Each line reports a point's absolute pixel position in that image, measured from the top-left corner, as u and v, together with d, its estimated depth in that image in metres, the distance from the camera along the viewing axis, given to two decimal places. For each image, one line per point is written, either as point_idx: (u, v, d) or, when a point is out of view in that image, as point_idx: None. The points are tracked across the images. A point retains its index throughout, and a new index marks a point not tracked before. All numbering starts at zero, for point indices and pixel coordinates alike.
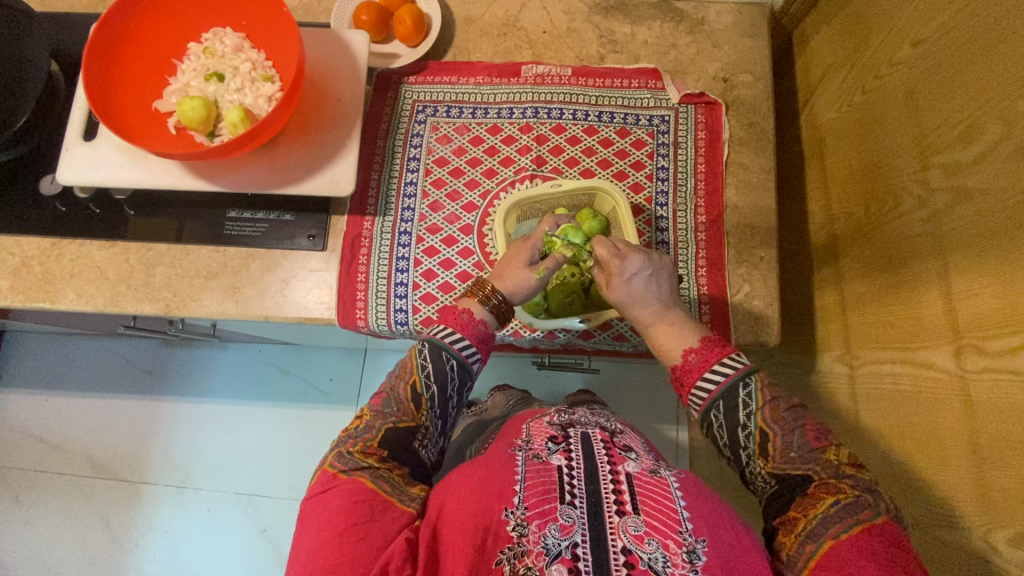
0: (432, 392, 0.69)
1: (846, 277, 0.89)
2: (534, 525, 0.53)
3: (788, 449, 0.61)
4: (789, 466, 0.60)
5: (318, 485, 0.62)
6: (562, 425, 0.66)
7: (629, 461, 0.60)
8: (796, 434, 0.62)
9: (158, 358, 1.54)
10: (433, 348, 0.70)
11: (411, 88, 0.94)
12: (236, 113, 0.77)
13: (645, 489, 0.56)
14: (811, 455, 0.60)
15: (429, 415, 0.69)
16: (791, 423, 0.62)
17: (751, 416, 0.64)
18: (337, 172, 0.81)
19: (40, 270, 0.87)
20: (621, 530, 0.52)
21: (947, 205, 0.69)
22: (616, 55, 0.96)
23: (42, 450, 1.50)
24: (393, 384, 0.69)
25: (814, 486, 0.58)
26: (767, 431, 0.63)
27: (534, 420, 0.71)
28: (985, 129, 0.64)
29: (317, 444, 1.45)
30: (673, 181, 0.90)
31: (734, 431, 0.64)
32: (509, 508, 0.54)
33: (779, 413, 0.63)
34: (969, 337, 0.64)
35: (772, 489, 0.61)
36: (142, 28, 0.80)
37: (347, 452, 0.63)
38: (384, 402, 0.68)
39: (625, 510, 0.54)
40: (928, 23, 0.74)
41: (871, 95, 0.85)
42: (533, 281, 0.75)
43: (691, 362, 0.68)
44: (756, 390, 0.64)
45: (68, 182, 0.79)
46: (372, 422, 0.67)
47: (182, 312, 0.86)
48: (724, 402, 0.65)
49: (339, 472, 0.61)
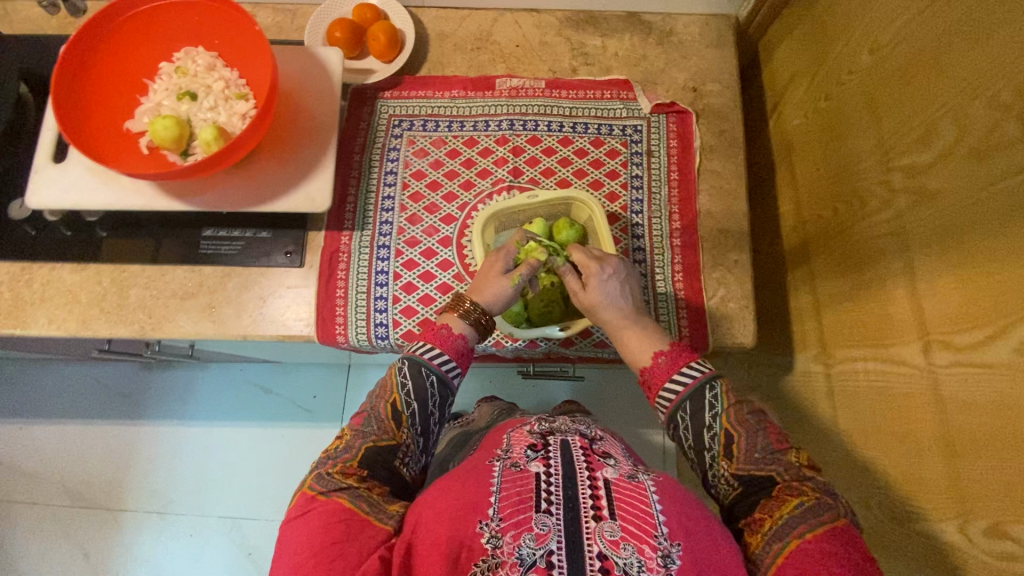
0: (413, 408, 0.69)
1: (818, 278, 0.92)
2: (509, 536, 0.53)
3: (751, 450, 0.63)
4: (753, 466, 0.62)
5: (296, 507, 0.61)
6: (542, 434, 0.66)
7: (607, 468, 0.60)
8: (760, 436, 0.63)
9: (136, 381, 1.50)
10: (412, 365, 0.71)
11: (387, 103, 0.95)
12: (210, 132, 0.76)
13: (622, 494, 0.56)
14: (774, 456, 0.62)
15: (410, 432, 0.69)
16: (754, 426, 0.64)
17: (717, 417, 0.65)
18: (313, 189, 0.81)
19: (9, 296, 0.85)
20: (598, 535, 0.52)
21: (909, 205, 0.71)
22: (588, 67, 0.98)
23: (14, 480, 1.45)
24: (373, 403, 0.69)
25: (778, 489, 0.60)
26: (732, 434, 0.64)
27: (515, 430, 0.70)
28: (941, 132, 0.67)
29: (302, 462, 1.43)
30: (648, 189, 0.92)
31: (699, 432, 0.66)
32: (484, 520, 0.54)
33: (744, 415, 0.65)
34: (937, 334, 0.66)
35: (735, 492, 0.63)
36: (112, 48, 0.80)
37: (326, 473, 0.63)
38: (364, 421, 0.68)
39: (603, 516, 0.54)
40: (884, 32, 0.77)
41: (834, 101, 0.88)
42: (510, 290, 0.77)
43: (660, 365, 0.70)
44: (722, 392, 0.66)
45: (38, 206, 0.78)
46: (352, 442, 0.66)
47: (158, 334, 0.85)
48: (690, 403, 0.67)
49: (318, 494, 0.61)
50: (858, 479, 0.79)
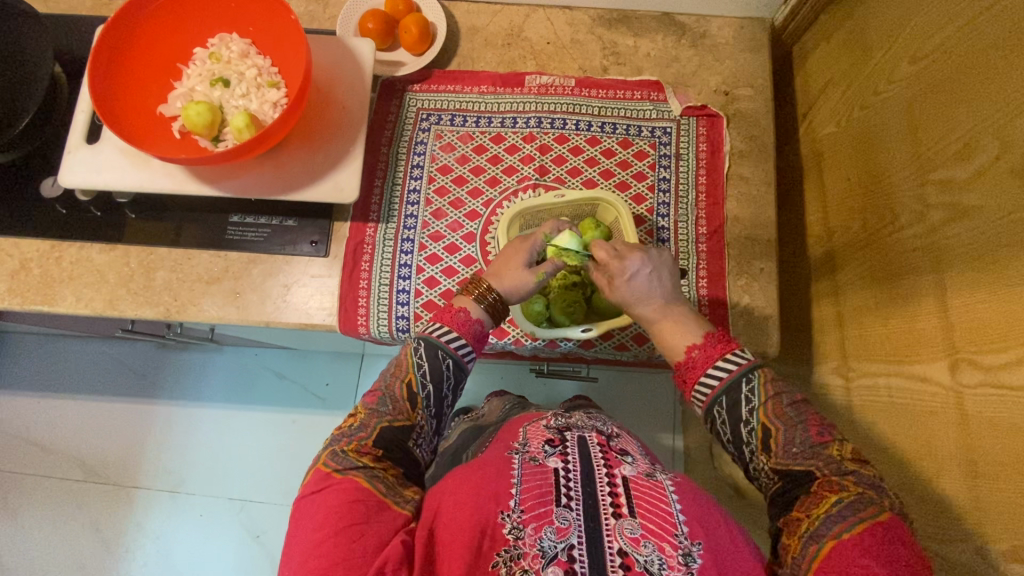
0: (428, 390, 0.70)
1: (844, 289, 0.90)
2: (531, 527, 0.53)
3: (789, 444, 0.62)
4: (791, 461, 0.62)
5: (310, 484, 0.60)
6: (558, 429, 0.66)
7: (625, 465, 0.60)
8: (799, 430, 0.62)
9: (153, 361, 1.52)
10: (428, 347, 0.71)
11: (415, 96, 0.95)
12: (241, 118, 0.76)
13: (641, 492, 0.56)
14: (814, 451, 0.61)
15: (425, 414, 0.70)
16: (794, 419, 0.63)
17: (755, 411, 0.65)
18: (341, 179, 0.81)
19: (38, 273, 0.87)
20: (618, 533, 0.52)
21: (943, 221, 0.70)
22: (619, 67, 0.97)
23: (33, 452, 1.48)
24: (389, 382, 0.70)
25: (817, 484, 0.60)
26: (769, 427, 0.63)
27: (530, 424, 0.71)
28: (981, 148, 0.65)
29: (313, 449, 1.45)
30: (675, 193, 0.91)
31: (737, 426, 0.65)
32: (505, 511, 0.54)
33: (782, 408, 0.64)
34: (965, 352, 0.64)
35: (777, 485, 0.63)
36: (148, 32, 0.80)
37: (341, 451, 0.63)
38: (378, 401, 0.68)
39: (622, 513, 0.54)
40: (926, 43, 0.76)
41: (869, 111, 0.86)
42: (531, 284, 0.76)
43: (694, 358, 0.69)
44: (760, 385, 0.66)
45: (70, 185, 0.79)
46: (367, 421, 0.66)
47: (182, 316, 0.86)
48: (726, 397, 0.66)
49: (334, 471, 0.61)
50: None
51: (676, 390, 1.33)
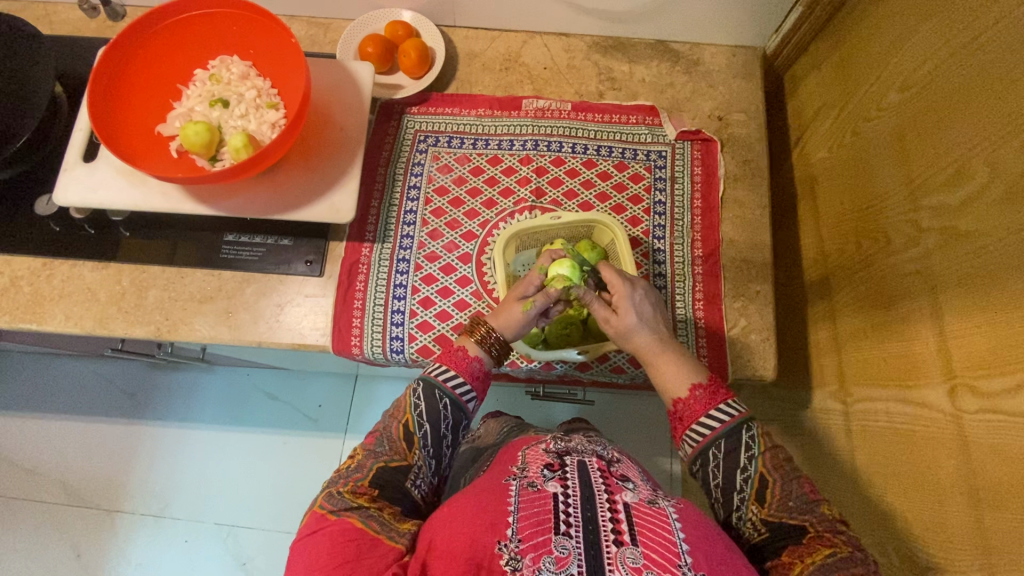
0: (425, 430, 0.69)
1: (840, 312, 0.90)
2: (529, 559, 0.51)
3: (786, 497, 0.62)
4: (784, 514, 0.61)
5: (307, 526, 0.60)
6: (558, 452, 0.65)
7: (626, 491, 0.59)
8: (794, 484, 0.62)
9: (142, 381, 1.50)
10: (426, 387, 0.70)
11: (413, 118, 0.96)
12: (239, 139, 0.77)
13: (643, 519, 0.54)
14: (808, 506, 0.61)
15: (422, 454, 0.68)
16: (789, 473, 0.63)
17: (753, 460, 0.64)
18: (338, 199, 0.81)
19: (29, 290, 0.86)
20: (620, 561, 0.51)
21: (937, 245, 0.70)
22: (614, 91, 0.99)
23: (15, 475, 1.44)
24: (387, 424, 0.70)
25: (808, 536, 0.59)
26: (767, 477, 0.63)
27: (530, 448, 0.69)
28: (972, 173, 0.66)
29: (304, 472, 1.42)
30: (670, 216, 0.92)
31: (733, 472, 0.64)
32: (503, 541, 0.52)
33: (779, 461, 0.64)
34: (963, 377, 0.64)
35: (761, 537, 0.61)
36: (149, 54, 0.81)
37: (337, 492, 0.62)
38: (376, 441, 0.68)
39: (624, 541, 0.52)
40: (915, 71, 0.77)
41: (861, 136, 0.88)
42: (521, 318, 0.75)
43: (697, 397, 0.68)
44: (759, 436, 0.65)
45: (65, 204, 0.79)
46: (363, 462, 0.66)
47: (173, 336, 0.84)
48: (725, 441, 0.65)
49: (328, 513, 0.60)
50: (876, 525, 0.77)
51: None
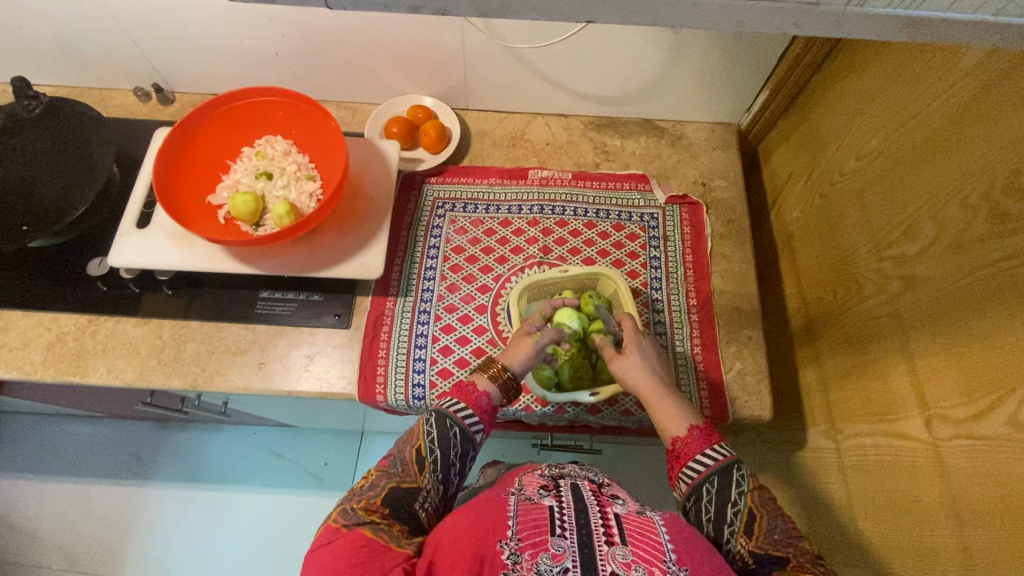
0: (436, 455, 0.73)
1: (824, 355, 0.98)
2: (528, 554, 0.55)
3: (772, 531, 0.66)
4: (770, 546, 0.65)
5: (319, 539, 0.64)
6: (552, 475, 0.70)
7: (616, 504, 0.63)
8: (779, 520, 0.67)
9: (150, 441, 1.51)
10: (439, 417, 0.75)
11: (432, 187, 1.07)
12: (283, 207, 0.87)
13: (632, 526, 0.59)
14: (792, 540, 0.65)
15: (432, 478, 0.72)
16: (776, 509, 0.68)
17: (743, 495, 0.69)
18: (368, 258, 0.90)
19: (74, 345, 0.92)
20: (610, 558, 0.55)
21: (901, 290, 0.80)
22: (609, 162, 1.12)
23: (13, 541, 1.42)
24: (400, 448, 0.74)
25: (790, 565, 0.62)
26: (755, 512, 0.68)
27: (526, 473, 0.73)
28: (923, 228, 0.77)
29: (310, 532, 1.41)
30: (665, 269, 1.01)
31: (724, 506, 0.69)
32: (504, 540, 0.56)
33: (766, 498, 0.69)
34: (936, 409, 0.71)
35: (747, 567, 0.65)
36: (205, 135, 0.93)
37: (350, 508, 0.67)
38: (389, 463, 0.73)
39: (614, 542, 0.56)
40: (867, 144, 0.90)
41: (828, 198, 1.00)
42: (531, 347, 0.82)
43: (693, 436, 0.74)
44: (749, 474, 0.71)
45: (120, 264, 0.87)
46: (377, 481, 0.71)
47: (207, 386, 0.90)
48: (719, 476, 0.70)
49: (341, 526, 0.64)
50: (873, 557, 0.81)
51: None
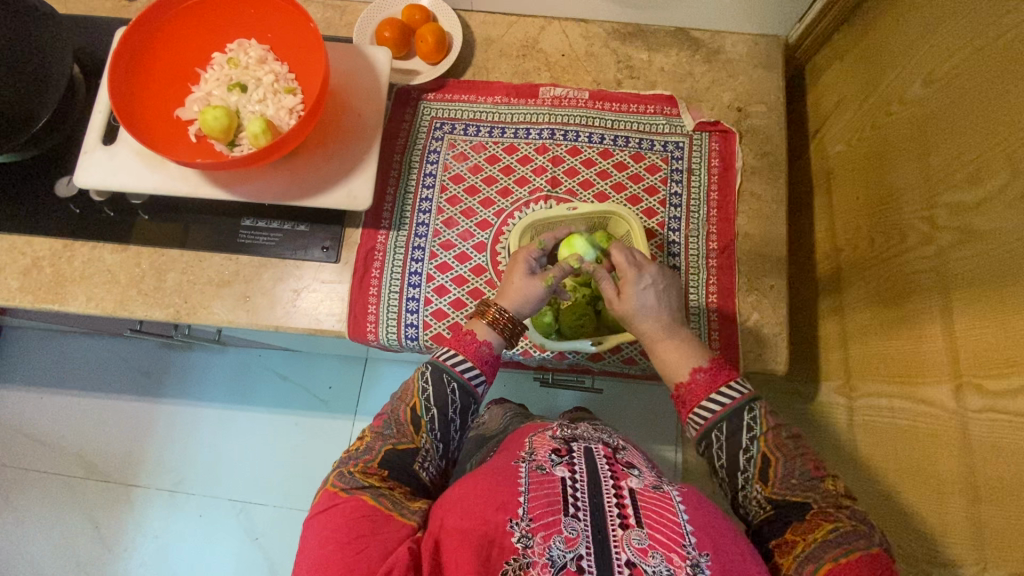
0: (432, 414, 0.69)
1: (850, 307, 0.91)
2: (539, 537, 0.53)
3: (788, 475, 0.62)
4: (788, 492, 0.61)
5: (318, 505, 0.61)
6: (565, 439, 0.66)
7: (632, 477, 0.60)
8: (797, 461, 0.63)
9: (156, 359, 1.52)
10: (434, 371, 0.70)
11: (429, 105, 0.95)
12: (258, 125, 0.77)
13: (648, 503, 0.56)
14: (811, 483, 0.61)
15: (429, 437, 0.69)
16: (793, 450, 0.63)
17: (755, 440, 0.64)
18: (355, 187, 0.81)
19: (51, 271, 0.87)
20: (626, 543, 0.52)
21: (952, 244, 0.70)
22: (633, 80, 0.97)
23: (34, 447, 1.48)
24: (394, 406, 0.70)
25: (811, 513, 0.59)
26: (769, 456, 0.63)
27: (537, 434, 0.70)
28: (992, 171, 0.65)
29: (313, 452, 1.45)
30: (686, 207, 0.91)
31: (734, 454, 0.65)
32: (514, 520, 0.54)
33: (781, 439, 0.64)
34: (970, 376, 0.64)
35: (765, 514, 0.62)
36: (169, 36, 0.81)
37: (348, 471, 0.64)
38: (384, 424, 0.69)
39: (630, 523, 0.54)
40: (939, 65, 0.76)
41: (881, 130, 0.86)
42: (540, 292, 0.75)
43: (698, 380, 0.69)
44: (761, 415, 0.65)
45: (86, 185, 0.79)
46: (372, 444, 0.67)
47: (192, 319, 0.86)
48: (727, 422, 0.66)
49: (340, 490, 0.61)
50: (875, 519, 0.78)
51: (679, 403, 1.33)
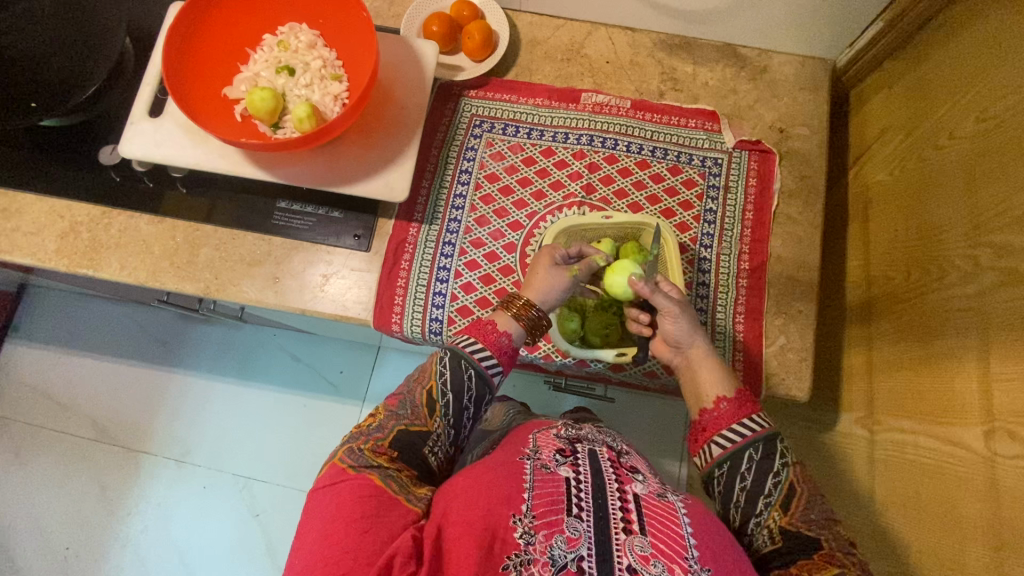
0: (447, 400, 0.69)
1: (879, 339, 0.89)
2: (541, 534, 0.53)
3: (810, 510, 0.62)
4: (804, 525, 0.61)
5: (325, 478, 0.61)
6: (569, 439, 0.66)
7: (636, 483, 0.60)
8: (818, 500, 0.63)
9: (174, 330, 1.54)
10: (453, 357, 0.71)
11: (470, 102, 0.95)
12: (303, 109, 0.77)
13: (652, 512, 0.56)
14: (827, 522, 0.61)
15: (442, 423, 0.69)
16: (814, 489, 0.64)
17: (785, 467, 0.65)
18: (393, 178, 0.81)
19: (87, 237, 0.88)
20: (628, 549, 0.52)
21: (994, 285, 0.68)
22: (676, 92, 0.97)
23: (50, 406, 1.51)
24: (411, 387, 0.71)
25: (820, 552, 0.59)
26: (794, 487, 0.64)
27: (541, 430, 0.69)
28: None
29: (321, 436, 1.45)
30: (720, 225, 0.91)
31: (765, 476, 0.65)
32: (517, 515, 0.54)
33: (808, 476, 0.65)
34: (1003, 421, 0.63)
35: (774, 545, 0.61)
36: (222, 15, 0.82)
37: (358, 448, 0.64)
38: (399, 404, 0.70)
39: (632, 529, 0.54)
40: (994, 103, 0.74)
41: (925, 163, 0.85)
42: (565, 280, 0.78)
43: (723, 410, 0.70)
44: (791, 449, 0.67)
45: (130, 156, 0.80)
46: (385, 422, 0.68)
47: (220, 295, 0.87)
48: (763, 445, 0.66)
49: (349, 467, 0.61)
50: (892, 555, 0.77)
51: None
